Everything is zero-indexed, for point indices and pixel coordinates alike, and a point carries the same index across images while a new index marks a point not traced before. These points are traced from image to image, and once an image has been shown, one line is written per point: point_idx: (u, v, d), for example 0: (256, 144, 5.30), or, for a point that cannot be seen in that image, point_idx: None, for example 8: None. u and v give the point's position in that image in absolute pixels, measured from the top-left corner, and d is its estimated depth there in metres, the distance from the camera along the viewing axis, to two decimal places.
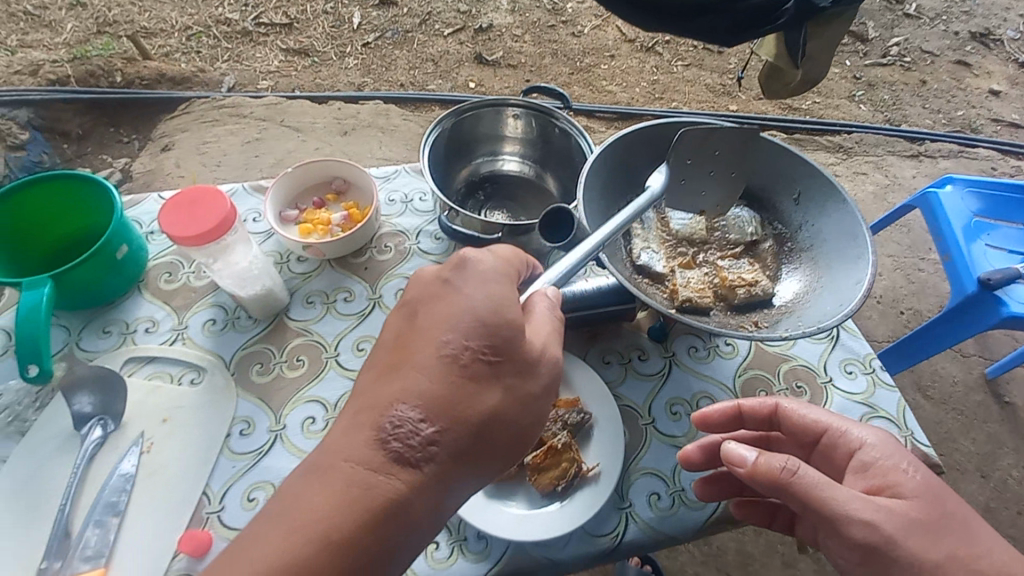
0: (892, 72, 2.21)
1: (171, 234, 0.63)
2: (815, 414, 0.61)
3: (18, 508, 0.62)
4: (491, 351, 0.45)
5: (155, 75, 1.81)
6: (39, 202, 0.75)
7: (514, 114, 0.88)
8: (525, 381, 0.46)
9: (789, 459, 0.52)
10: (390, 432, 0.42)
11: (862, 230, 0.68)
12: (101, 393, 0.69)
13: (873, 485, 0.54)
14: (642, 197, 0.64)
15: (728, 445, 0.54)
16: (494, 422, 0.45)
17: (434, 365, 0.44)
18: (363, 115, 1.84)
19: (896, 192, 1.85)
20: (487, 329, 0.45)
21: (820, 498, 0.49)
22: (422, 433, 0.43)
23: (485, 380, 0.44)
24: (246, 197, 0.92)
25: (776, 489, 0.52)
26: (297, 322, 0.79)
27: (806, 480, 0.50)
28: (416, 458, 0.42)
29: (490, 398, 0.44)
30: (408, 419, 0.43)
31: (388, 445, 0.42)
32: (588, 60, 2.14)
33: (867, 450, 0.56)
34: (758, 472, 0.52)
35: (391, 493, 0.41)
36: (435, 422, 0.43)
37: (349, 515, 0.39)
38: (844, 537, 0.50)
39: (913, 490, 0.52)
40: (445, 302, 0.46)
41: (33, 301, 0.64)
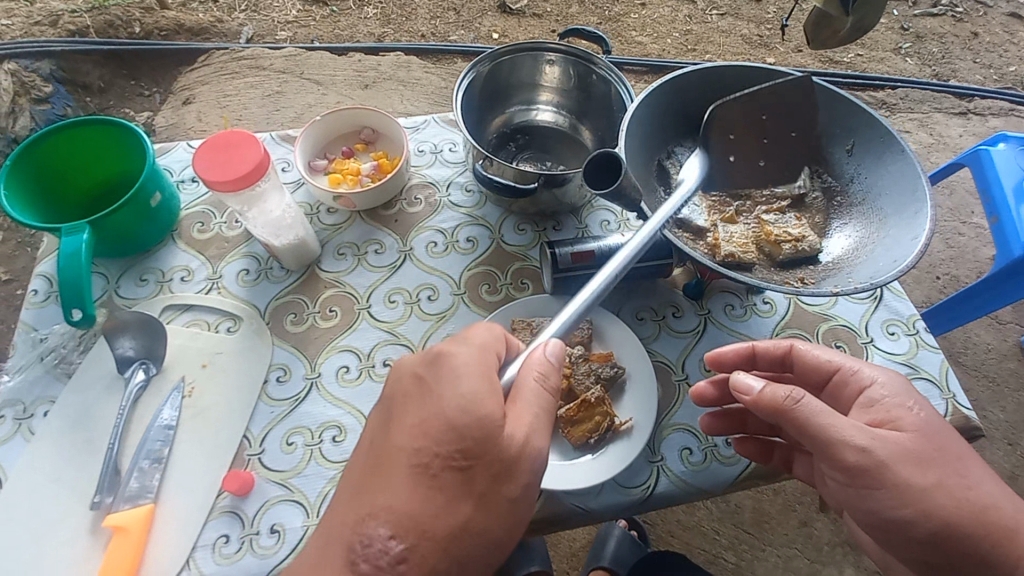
0: (943, 23, 2.06)
1: (206, 177, 0.62)
2: (825, 353, 0.59)
3: (74, 442, 0.64)
4: (461, 456, 0.45)
5: (174, 26, 1.78)
6: (75, 147, 0.75)
7: (552, 61, 0.84)
8: (499, 485, 0.46)
9: (794, 389, 0.52)
10: (359, 554, 0.44)
11: (922, 182, 0.64)
12: (144, 337, 0.70)
13: (875, 419, 0.54)
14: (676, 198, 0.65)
15: (738, 376, 0.57)
16: (464, 536, 0.45)
17: (405, 475, 0.45)
18: (384, 67, 1.79)
19: (939, 153, 1.76)
20: (455, 433, 0.45)
21: (819, 425, 0.50)
22: (391, 551, 0.44)
23: (459, 488, 0.45)
24: (275, 146, 0.91)
25: (778, 418, 0.53)
26: (329, 274, 0.79)
27: (809, 408, 0.51)
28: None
29: (460, 510, 0.45)
30: (377, 538, 0.44)
31: (358, 566, 0.44)
32: (618, 9, 2.03)
33: (876, 388, 0.55)
34: (763, 399, 0.54)
35: None
36: (404, 538, 0.44)
37: None
38: (836, 460, 0.50)
39: (913, 425, 0.52)
40: (416, 410, 0.46)
41: (74, 246, 0.65)
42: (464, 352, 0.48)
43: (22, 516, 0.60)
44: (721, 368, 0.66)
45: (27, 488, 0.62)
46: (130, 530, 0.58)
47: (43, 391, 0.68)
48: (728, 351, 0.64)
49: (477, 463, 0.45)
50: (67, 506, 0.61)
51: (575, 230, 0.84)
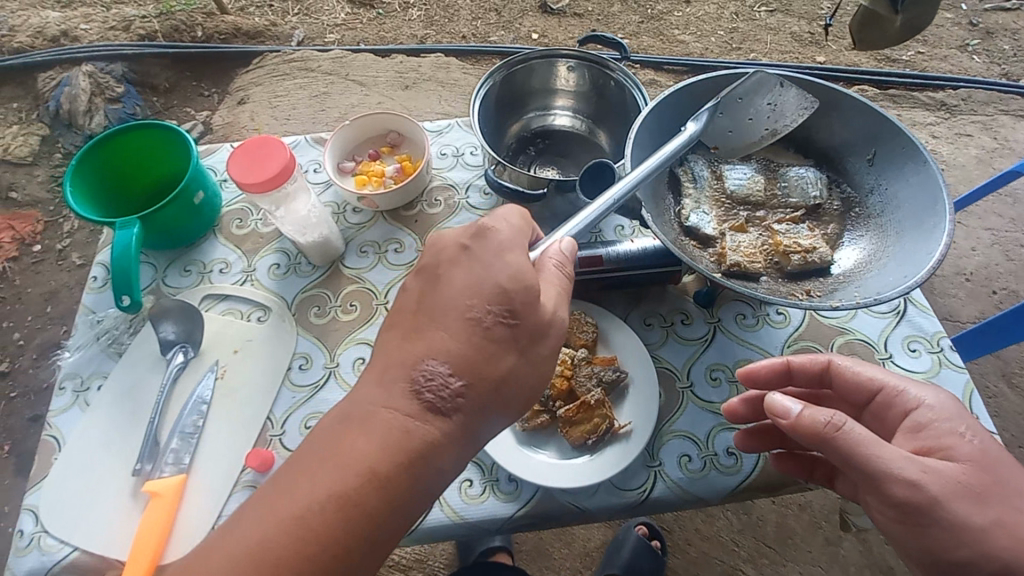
0: (1017, 18, 1.91)
1: (238, 181, 0.68)
2: (869, 372, 0.58)
3: (121, 414, 0.72)
4: (510, 315, 0.47)
5: (232, 30, 1.89)
6: (135, 147, 0.83)
7: (567, 66, 0.86)
8: (536, 345, 0.48)
9: (835, 413, 0.50)
10: (421, 386, 0.46)
11: (942, 196, 0.62)
12: (183, 322, 0.77)
13: (923, 446, 0.53)
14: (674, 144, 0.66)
15: (773, 397, 0.53)
16: (506, 388, 0.47)
17: (459, 327, 0.47)
18: (424, 68, 1.84)
19: (1004, 158, 1.64)
20: (505, 293, 0.47)
21: (864, 455, 0.48)
22: (449, 387, 0.46)
23: (506, 343, 0.47)
24: (307, 148, 0.96)
25: (818, 445, 0.50)
26: (351, 270, 0.84)
27: (852, 437, 0.48)
28: (447, 409, 0.46)
29: (506, 361, 0.47)
30: (439, 374, 0.46)
31: (422, 397, 0.46)
32: (660, 7, 2.00)
33: (922, 411, 0.54)
34: (801, 425, 0.51)
35: (429, 437, 0.45)
36: (462, 375, 0.46)
37: (392, 455, 0.44)
38: (885, 495, 0.49)
39: (967, 454, 0.50)
40: (466, 275, 0.48)
41: (125, 240, 0.72)
42: (499, 240, 0.49)
43: (76, 477, 0.68)
44: (753, 383, 0.64)
45: (81, 453, 0.70)
46: (164, 496, 0.64)
47: (97, 367, 0.76)
48: (762, 366, 0.63)
49: (525, 323, 0.47)
50: (113, 471, 0.68)
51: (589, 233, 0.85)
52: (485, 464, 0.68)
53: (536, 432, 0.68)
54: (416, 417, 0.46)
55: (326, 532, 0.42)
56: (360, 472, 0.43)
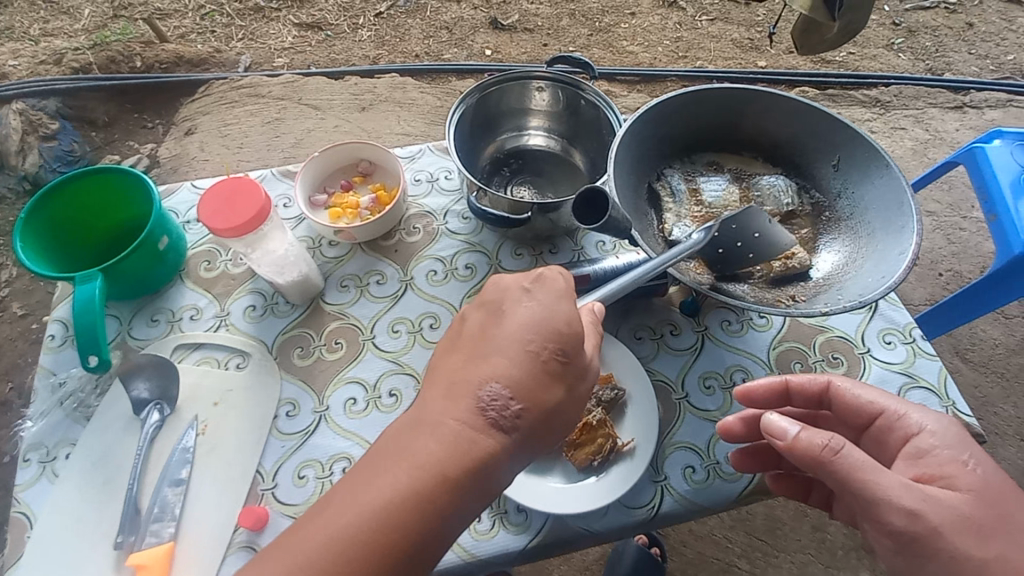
0: (936, 16, 2.07)
1: (216, 227, 0.64)
2: (867, 396, 0.60)
3: (95, 482, 0.67)
4: (564, 354, 0.46)
5: (174, 58, 1.81)
6: (85, 195, 0.78)
7: (540, 87, 0.86)
8: (579, 384, 0.48)
9: (833, 438, 0.50)
10: (485, 404, 0.45)
11: (907, 196, 0.66)
12: (157, 378, 0.73)
13: (925, 473, 0.53)
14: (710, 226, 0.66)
15: (770, 418, 0.55)
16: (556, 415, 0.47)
17: (519, 356, 0.46)
18: (379, 89, 1.81)
19: (936, 148, 1.75)
20: (560, 337, 0.46)
21: (860, 481, 0.49)
22: (510, 409, 0.45)
23: (559, 378, 0.46)
24: (275, 182, 0.93)
25: (815, 467, 0.51)
26: (333, 306, 0.82)
27: (849, 461, 0.49)
28: (504, 425, 0.45)
29: (555, 393, 0.46)
30: (499, 395, 0.45)
31: (486, 412, 0.45)
32: (608, 19, 2.06)
33: (924, 437, 0.55)
34: (798, 447, 0.52)
35: (487, 451, 0.44)
36: (522, 400, 0.45)
37: (457, 462, 0.43)
38: (881, 523, 0.49)
39: (968, 485, 0.51)
40: (523, 315, 0.47)
41: (87, 294, 0.68)
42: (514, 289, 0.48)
43: (47, 557, 0.63)
44: (751, 402, 0.66)
45: (54, 532, 0.64)
46: (149, 567, 0.60)
47: (63, 434, 0.71)
48: (759, 386, 0.65)
49: (575, 365, 0.47)
50: (90, 547, 0.63)
51: (571, 252, 0.85)
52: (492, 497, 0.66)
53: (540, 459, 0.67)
54: (478, 434, 0.44)
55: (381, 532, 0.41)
56: (423, 475, 0.42)
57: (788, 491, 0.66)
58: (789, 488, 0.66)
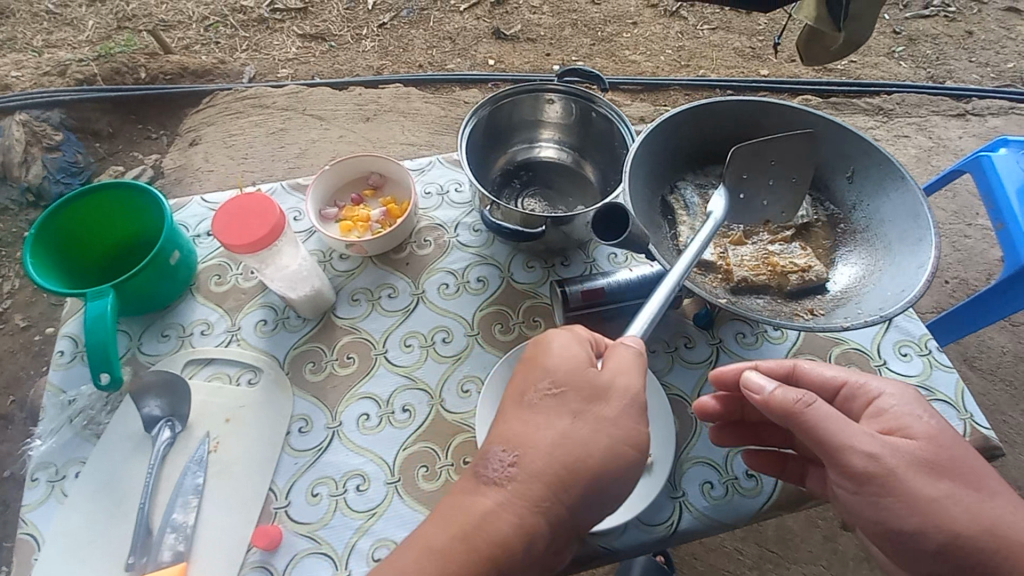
0: (935, 24, 2.08)
1: (227, 243, 0.64)
2: (828, 369, 0.58)
3: (106, 502, 0.66)
4: (555, 386, 0.49)
5: (178, 69, 1.82)
6: (93, 211, 0.78)
7: (552, 100, 0.86)
8: (591, 407, 0.48)
9: (804, 394, 0.52)
10: (486, 467, 0.47)
11: (923, 209, 0.66)
12: (168, 395, 0.72)
13: (884, 427, 0.53)
14: (707, 226, 0.63)
15: (749, 375, 0.56)
16: (565, 461, 0.46)
17: (513, 409, 0.50)
18: (383, 99, 1.82)
19: (940, 155, 1.76)
20: (549, 372, 0.50)
21: (831, 430, 0.49)
22: (505, 459, 0.47)
23: (553, 410, 0.48)
24: (285, 196, 0.93)
25: (786, 420, 0.52)
26: (345, 320, 0.81)
27: (821, 413, 0.50)
28: (503, 477, 0.46)
29: (555, 425, 0.48)
30: (497, 451, 0.47)
31: (487, 474, 0.47)
32: (610, 29, 2.07)
33: (885, 399, 0.54)
34: (772, 402, 0.53)
35: (486, 507, 0.45)
36: (516, 447, 0.47)
37: (456, 529, 0.44)
38: (843, 467, 0.49)
39: (925, 433, 0.51)
40: (519, 368, 0.52)
41: (99, 309, 0.67)
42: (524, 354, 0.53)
43: None
44: (722, 385, 0.63)
45: (63, 553, 0.63)
46: None
47: (73, 452, 0.70)
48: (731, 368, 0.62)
49: (570, 390, 0.49)
50: (101, 568, 0.62)
51: (583, 264, 0.85)
52: None
53: None
54: (480, 494, 0.46)
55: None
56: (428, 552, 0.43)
57: (764, 467, 0.65)
58: (765, 464, 0.65)
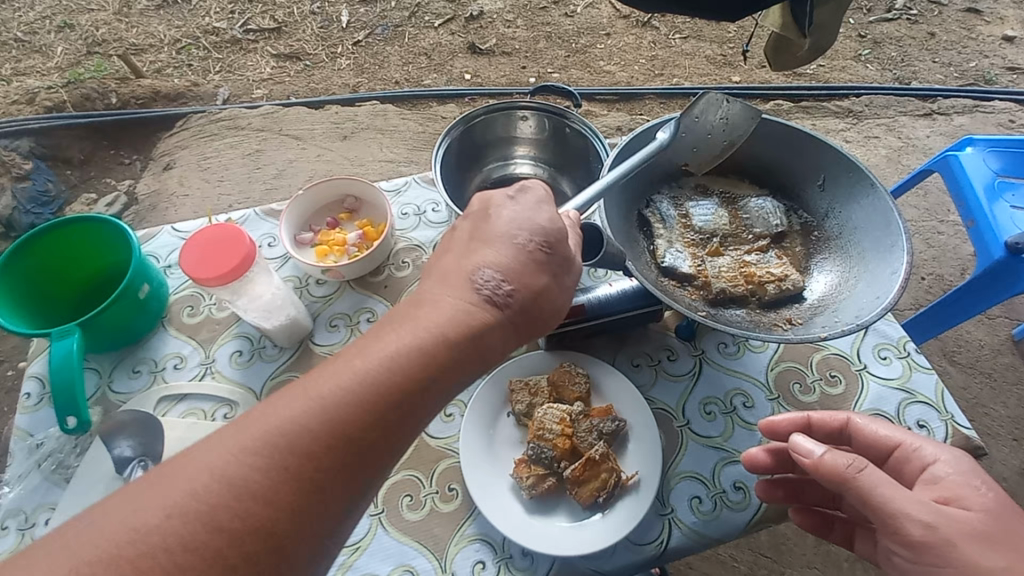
0: (899, 27, 2.14)
1: (194, 276, 0.63)
2: (882, 428, 0.58)
3: None
4: (547, 246, 0.51)
5: (150, 94, 1.79)
6: (60, 246, 0.75)
7: (526, 116, 0.87)
8: (570, 272, 0.53)
9: (855, 457, 0.49)
10: (480, 284, 0.48)
11: (894, 216, 0.67)
12: (140, 435, 0.70)
13: (941, 496, 0.50)
14: (647, 150, 0.68)
15: (796, 436, 0.53)
16: (546, 301, 0.51)
17: (508, 246, 0.50)
18: (360, 117, 1.80)
19: (910, 155, 1.79)
20: (544, 231, 0.51)
21: (883, 498, 0.47)
22: (502, 289, 0.48)
23: (542, 263, 0.51)
24: (259, 222, 0.92)
25: (838, 486, 0.49)
26: (323, 347, 0.79)
27: (874, 479, 0.47)
28: (497, 301, 0.48)
29: (541, 279, 0.50)
30: (492, 280, 0.48)
31: (480, 291, 0.48)
32: (584, 40, 2.09)
33: (940, 466, 0.52)
34: (823, 467, 0.50)
35: (484, 320, 0.47)
36: (512, 280, 0.49)
37: (454, 325, 0.45)
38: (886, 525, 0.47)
39: (982, 505, 0.48)
40: (512, 213, 0.52)
41: (65, 349, 0.65)
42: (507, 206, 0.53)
43: None
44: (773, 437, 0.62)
45: None
46: None
47: (42, 498, 0.67)
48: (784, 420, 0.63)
49: (560, 252, 0.51)
50: None
51: None
52: (495, 542, 0.64)
53: (545, 497, 0.65)
54: (474, 308, 0.47)
55: (352, 416, 0.40)
56: (423, 338, 0.44)
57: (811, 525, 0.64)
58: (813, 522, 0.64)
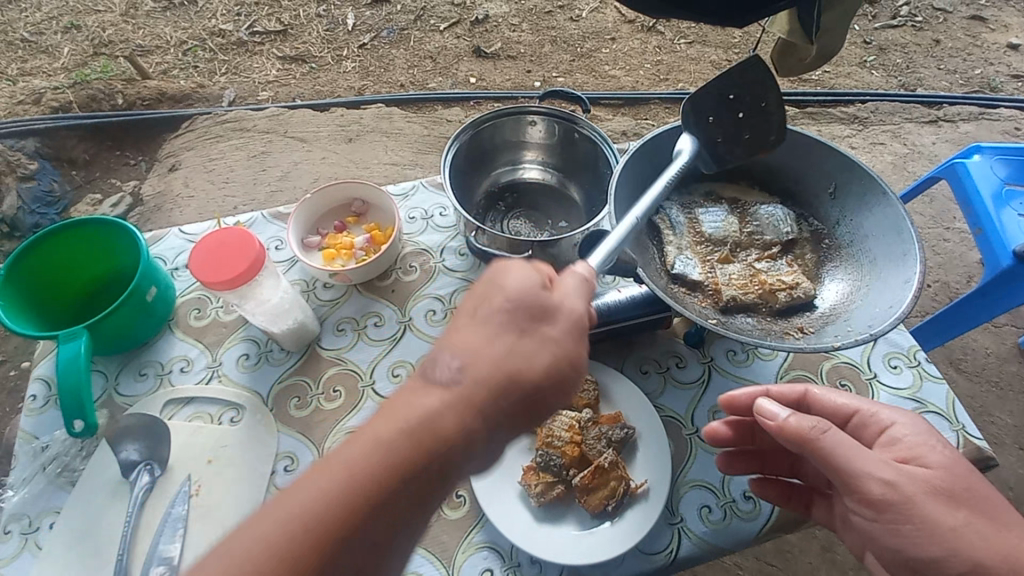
0: (904, 34, 2.14)
1: (202, 280, 0.63)
2: (839, 397, 0.59)
3: (81, 557, 0.63)
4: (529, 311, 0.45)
5: (156, 95, 1.80)
6: (65, 247, 0.75)
7: (535, 121, 0.86)
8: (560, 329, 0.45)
9: (819, 420, 0.51)
10: (463, 367, 0.44)
11: (905, 224, 0.66)
12: (147, 439, 0.69)
13: (899, 456, 0.52)
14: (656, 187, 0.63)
15: (761, 402, 0.55)
16: (544, 372, 0.44)
17: (490, 318, 0.45)
18: (366, 119, 1.81)
19: (916, 161, 1.79)
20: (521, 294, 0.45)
21: (846, 458, 0.49)
22: (489, 368, 0.43)
23: (527, 329, 0.45)
24: (266, 225, 0.92)
25: (803, 449, 0.51)
26: (330, 351, 0.79)
27: (837, 439, 0.49)
28: (488, 384, 0.43)
29: (530, 347, 0.44)
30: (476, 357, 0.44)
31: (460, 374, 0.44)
32: (589, 45, 2.09)
33: (897, 428, 0.54)
34: (787, 430, 0.52)
35: (477, 405, 0.43)
36: (497, 358, 0.44)
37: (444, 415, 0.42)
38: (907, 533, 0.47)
39: (939, 462, 0.51)
40: (489, 284, 0.47)
41: (72, 351, 0.64)
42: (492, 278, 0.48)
43: None
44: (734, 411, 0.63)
45: None
46: None
47: (46, 503, 0.67)
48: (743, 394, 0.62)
49: (545, 314, 0.45)
50: None
51: None
52: (504, 550, 0.64)
53: (553, 505, 0.64)
54: (464, 393, 0.43)
55: (343, 528, 0.38)
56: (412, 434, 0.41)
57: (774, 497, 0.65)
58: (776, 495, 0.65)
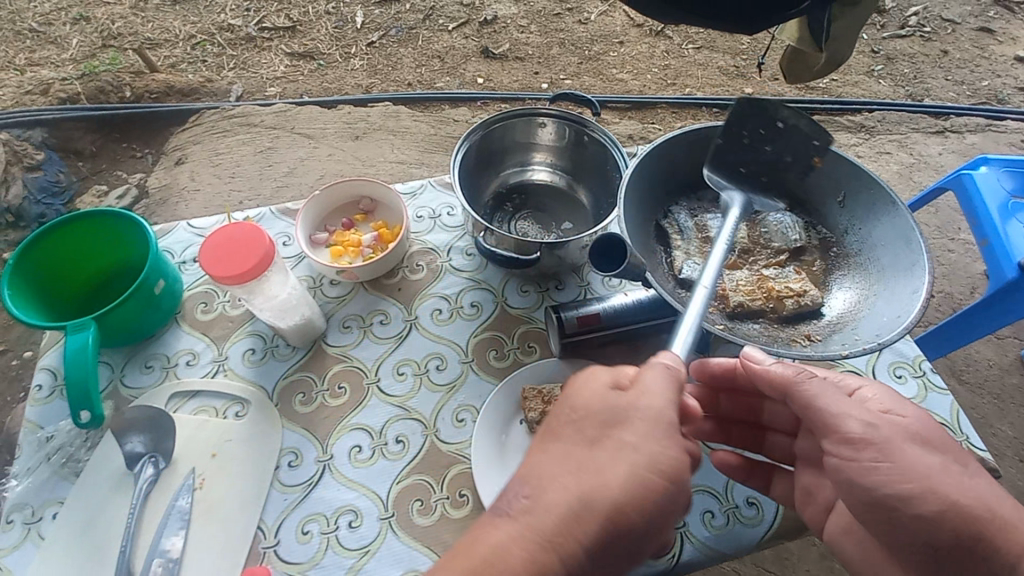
0: (912, 44, 2.14)
1: (212, 273, 0.63)
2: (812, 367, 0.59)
3: (83, 550, 0.63)
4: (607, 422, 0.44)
5: (164, 88, 1.80)
6: (74, 239, 0.75)
7: (545, 123, 0.87)
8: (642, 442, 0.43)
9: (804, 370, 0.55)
10: (540, 495, 0.41)
11: (915, 233, 0.66)
12: (151, 431, 0.69)
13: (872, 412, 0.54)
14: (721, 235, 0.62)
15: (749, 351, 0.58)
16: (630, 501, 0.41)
17: (567, 438, 0.44)
18: (373, 117, 1.81)
19: (921, 172, 1.79)
20: (599, 406, 0.45)
21: (827, 403, 0.51)
22: (571, 495, 0.41)
23: (608, 450, 0.43)
24: (274, 221, 0.92)
25: (787, 392, 0.54)
26: (335, 348, 0.79)
27: (821, 384, 0.52)
28: (570, 516, 0.40)
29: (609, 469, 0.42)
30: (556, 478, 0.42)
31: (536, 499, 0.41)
32: (597, 48, 2.09)
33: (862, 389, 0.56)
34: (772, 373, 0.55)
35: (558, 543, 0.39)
36: (582, 483, 0.41)
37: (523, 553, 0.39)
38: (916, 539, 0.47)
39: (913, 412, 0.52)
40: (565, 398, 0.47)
41: (81, 342, 0.65)
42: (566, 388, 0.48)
43: None
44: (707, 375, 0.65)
45: None
46: None
47: (49, 493, 0.67)
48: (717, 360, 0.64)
49: (628, 428, 0.44)
50: None
51: (578, 288, 0.85)
52: None
53: None
54: (542, 525, 0.40)
55: None
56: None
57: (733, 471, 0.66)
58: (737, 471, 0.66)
